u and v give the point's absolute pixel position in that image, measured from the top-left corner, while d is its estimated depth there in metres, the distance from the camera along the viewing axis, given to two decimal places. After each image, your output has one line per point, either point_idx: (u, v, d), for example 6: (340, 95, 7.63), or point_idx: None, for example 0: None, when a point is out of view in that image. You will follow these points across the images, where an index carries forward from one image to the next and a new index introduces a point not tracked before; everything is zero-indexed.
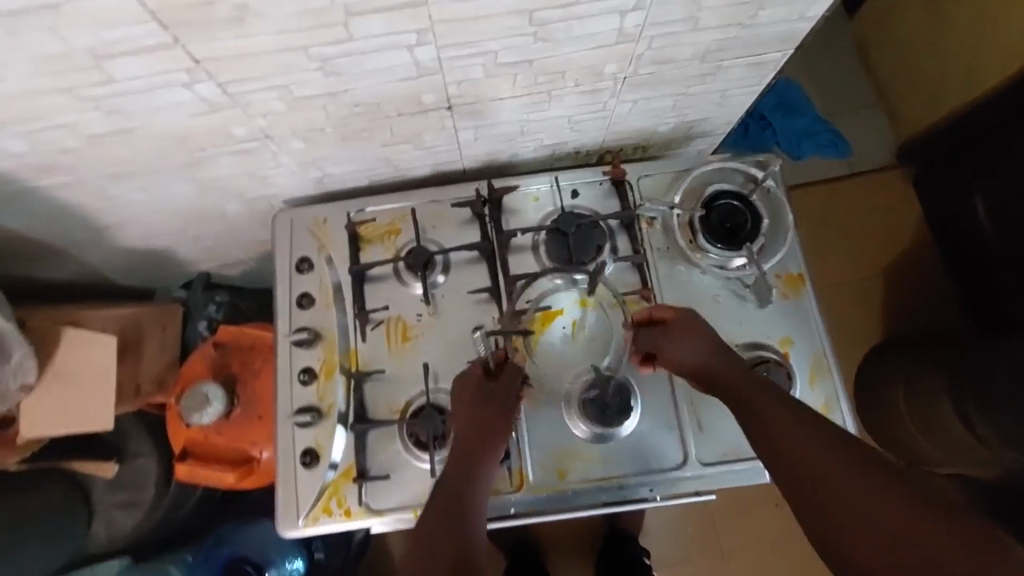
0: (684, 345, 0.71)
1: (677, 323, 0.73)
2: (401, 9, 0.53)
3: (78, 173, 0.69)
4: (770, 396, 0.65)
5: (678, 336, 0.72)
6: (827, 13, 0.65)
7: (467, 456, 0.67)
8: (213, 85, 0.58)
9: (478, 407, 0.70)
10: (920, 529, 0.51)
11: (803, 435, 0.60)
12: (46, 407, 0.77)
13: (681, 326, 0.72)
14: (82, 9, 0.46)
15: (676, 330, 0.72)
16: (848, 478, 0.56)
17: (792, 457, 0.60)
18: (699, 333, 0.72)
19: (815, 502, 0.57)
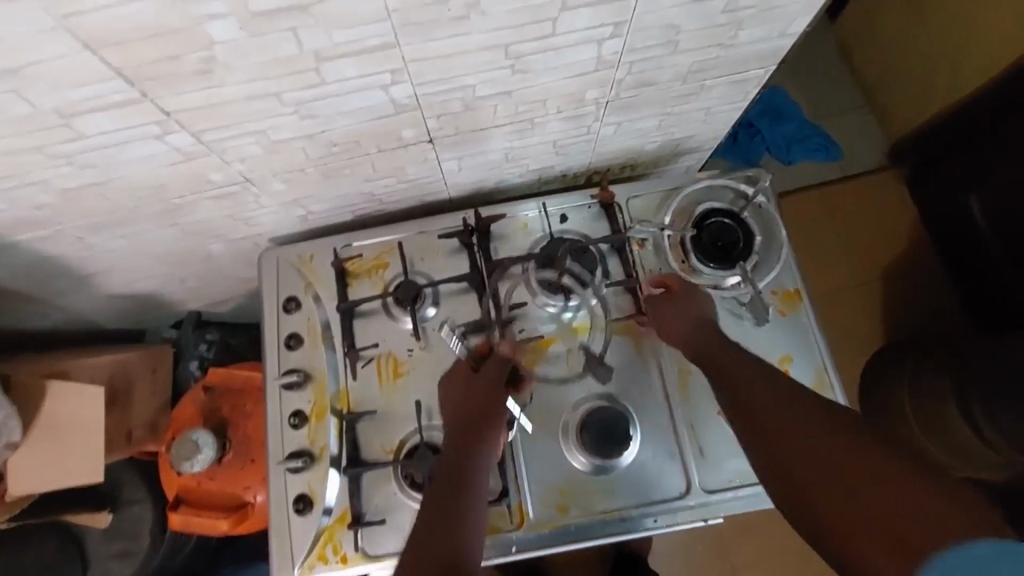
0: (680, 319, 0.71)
1: (683, 296, 0.73)
2: (373, 51, 0.52)
3: (55, 226, 0.68)
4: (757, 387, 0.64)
5: (685, 301, 0.73)
6: (807, 28, 0.65)
7: (456, 454, 0.63)
8: (186, 135, 0.57)
9: (467, 400, 0.67)
10: (911, 523, 0.52)
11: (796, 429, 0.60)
12: (33, 464, 0.75)
13: (682, 301, 0.73)
14: (44, 72, 0.45)
15: (680, 302, 0.73)
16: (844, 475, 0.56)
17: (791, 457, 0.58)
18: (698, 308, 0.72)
19: (808, 502, 0.56)
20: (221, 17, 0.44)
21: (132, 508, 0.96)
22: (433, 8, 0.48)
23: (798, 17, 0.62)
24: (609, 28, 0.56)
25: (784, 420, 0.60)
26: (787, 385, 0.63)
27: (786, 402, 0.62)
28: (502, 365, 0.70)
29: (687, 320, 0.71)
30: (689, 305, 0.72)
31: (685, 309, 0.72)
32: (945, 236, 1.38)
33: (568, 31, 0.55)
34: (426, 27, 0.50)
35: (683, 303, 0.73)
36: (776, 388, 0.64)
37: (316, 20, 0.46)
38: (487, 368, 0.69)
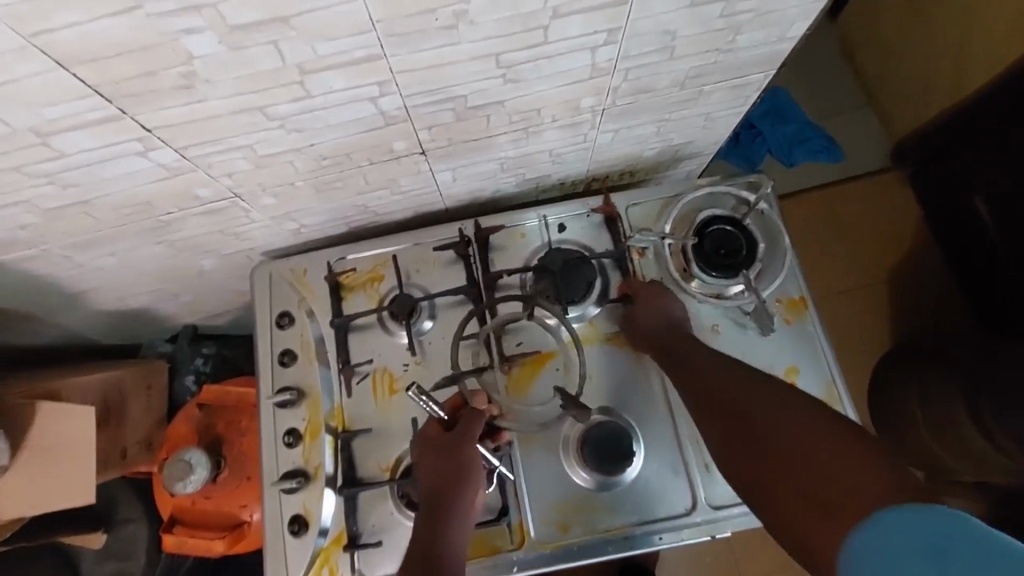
0: (654, 320, 0.72)
1: (653, 298, 0.74)
2: (359, 63, 0.50)
3: (40, 245, 0.67)
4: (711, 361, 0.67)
5: (659, 295, 0.74)
6: (807, 31, 0.63)
7: (435, 507, 0.63)
8: (169, 151, 0.55)
9: (440, 460, 0.65)
10: (857, 490, 0.49)
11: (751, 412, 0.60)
12: (26, 487, 0.74)
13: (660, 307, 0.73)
14: (17, 91, 0.44)
15: (656, 304, 0.73)
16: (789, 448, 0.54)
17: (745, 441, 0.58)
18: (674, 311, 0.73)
19: (764, 488, 0.55)
20: (199, 31, 0.42)
21: (128, 526, 0.95)
22: (419, 18, 0.46)
23: (797, 20, 0.60)
24: (602, 35, 0.55)
25: (742, 404, 0.60)
26: (742, 370, 0.64)
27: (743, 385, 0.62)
28: (478, 420, 0.67)
29: (665, 319, 0.72)
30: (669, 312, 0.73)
31: (663, 312, 0.73)
32: (954, 237, 1.35)
33: (561, 38, 0.54)
34: (412, 37, 0.49)
35: (661, 301, 0.73)
36: (734, 375, 0.64)
37: (298, 32, 0.45)
38: (458, 426, 0.67)
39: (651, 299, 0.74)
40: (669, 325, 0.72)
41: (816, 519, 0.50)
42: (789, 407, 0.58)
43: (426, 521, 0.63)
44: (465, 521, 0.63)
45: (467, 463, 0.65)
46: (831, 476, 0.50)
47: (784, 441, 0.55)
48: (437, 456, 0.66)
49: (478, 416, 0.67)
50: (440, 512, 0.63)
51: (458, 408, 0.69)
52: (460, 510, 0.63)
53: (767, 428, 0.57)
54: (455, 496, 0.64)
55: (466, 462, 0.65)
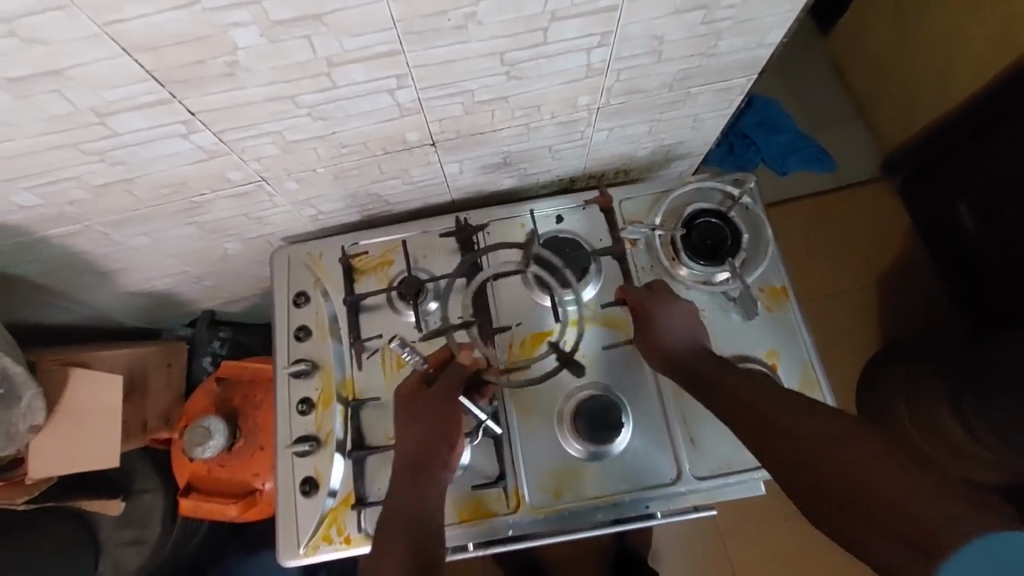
0: (675, 327, 0.74)
1: (656, 309, 0.75)
2: (380, 57, 0.57)
3: (84, 222, 0.73)
4: (743, 379, 0.66)
5: (665, 300, 0.76)
6: (784, 39, 0.69)
7: (416, 460, 0.68)
8: (208, 134, 0.62)
9: (417, 415, 0.70)
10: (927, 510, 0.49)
11: (795, 421, 0.59)
12: (56, 448, 0.80)
13: (670, 315, 0.75)
14: (85, 75, 0.51)
15: (665, 314, 0.75)
16: (805, 446, 0.57)
17: (792, 455, 0.58)
18: (682, 315, 0.75)
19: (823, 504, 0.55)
20: (244, 25, 0.49)
21: (144, 496, 1.00)
22: (434, 18, 0.53)
23: (774, 28, 0.67)
24: (596, 37, 0.61)
25: (778, 420, 0.60)
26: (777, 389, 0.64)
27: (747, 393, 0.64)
28: (459, 376, 0.72)
29: (675, 329, 0.74)
30: (673, 319, 0.74)
31: (670, 324, 0.74)
32: (942, 244, 1.41)
33: (558, 40, 0.61)
34: (427, 35, 0.55)
35: (667, 309, 0.75)
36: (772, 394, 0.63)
37: (329, 28, 0.52)
38: (437, 383, 0.72)
39: (653, 311, 0.75)
40: (676, 337, 0.73)
41: (842, 514, 0.53)
42: (799, 408, 0.61)
43: (407, 472, 0.67)
44: (443, 470, 0.69)
45: (442, 418, 0.70)
46: (850, 470, 0.54)
47: (837, 459, 0.55)
48: (413, 413, 0.71)
49: (456, 373, 0.72)
50: (421, 463, 0.68)
51: (440, 362, 0.74)
52: (438, 461, 0.68)
53: (779, 428, 0.60)
54: (434, 447, 0.69)
55: (446, 416, 0.70)
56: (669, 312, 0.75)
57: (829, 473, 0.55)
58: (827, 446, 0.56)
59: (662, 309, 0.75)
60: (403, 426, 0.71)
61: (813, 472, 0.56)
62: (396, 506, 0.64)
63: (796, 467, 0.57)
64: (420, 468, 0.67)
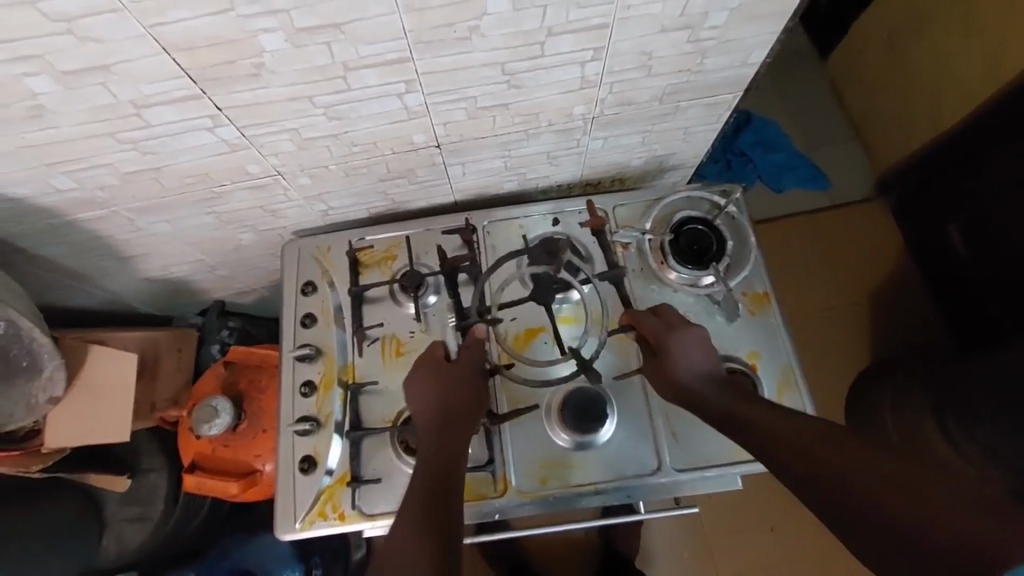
0: (691, 349, 0.75)
1: (665, 334, 0.76)
2: (391, 64, 0.63)
3: (112, 207, 0.79)
4: (759, 406, 0.66)
5: (677, 326, 0.77)
6: (766, 59, 0.75)
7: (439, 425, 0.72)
8: (233, 129, 0.68)
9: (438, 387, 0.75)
10: (935, 516, 0.48)
11: (797, 435, 0.60)
12: (71, 419, 0.84)
13: (680, 338, 0.75)
14: (127, 70, 0.57)
15: (674, 339, 0.76)
16: (790, 444, 0.59)
17: (791, 460, 0.58)
18: (693, 338, 0.76)
19: (828, 511, 0.54)
20: (272, 31, 0.55)
21: (149, 475, 1.04)
22: (442, 30, 0.59)
23: (756, 48, 0.73)
24: (589, 52, 0.67)
25: (780, 434, 0.61)
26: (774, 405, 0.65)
27: (749, 408, 0.66)
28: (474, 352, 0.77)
29: (687, 355, 0.74)
30: (684, 344, 0.75)
31: (681, 349, 0.75)
32: (931, 262, 1.44)
33: (554, 53, 0.66)
34: (436, 45, 0.61)
35: (677, 333, 0.76)
36: (781, 418, 0.63)
37: (346, 36, 0.58)
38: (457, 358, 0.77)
39: (662, 335, 0.76)
40: (689, 363, 0.74)
41: (820, 508, 0.55)
42: (789, 414, 0.63)
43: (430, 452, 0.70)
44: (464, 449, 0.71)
45: (461, 387, 0.75)
46: (834, 466, 0.55)
47: (840, 467, 0.55)
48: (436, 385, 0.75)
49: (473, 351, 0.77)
50: (444, 443, 0.71)
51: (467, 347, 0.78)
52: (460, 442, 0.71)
53: (770, 432, 0.62)
54: (456, 429, 0.72)
55: (469, 399, 0.75)
56: (680, 335, 0.75)
57: (811, 470, 0.56)
58: (810, 446, 0.58)
59: (671, 334, 0.75)
60: (422, 395, 0.75)
61: (817, 480, 0.56)
62: (419, 485, 0.67)
63: (782, 466, 0.59)
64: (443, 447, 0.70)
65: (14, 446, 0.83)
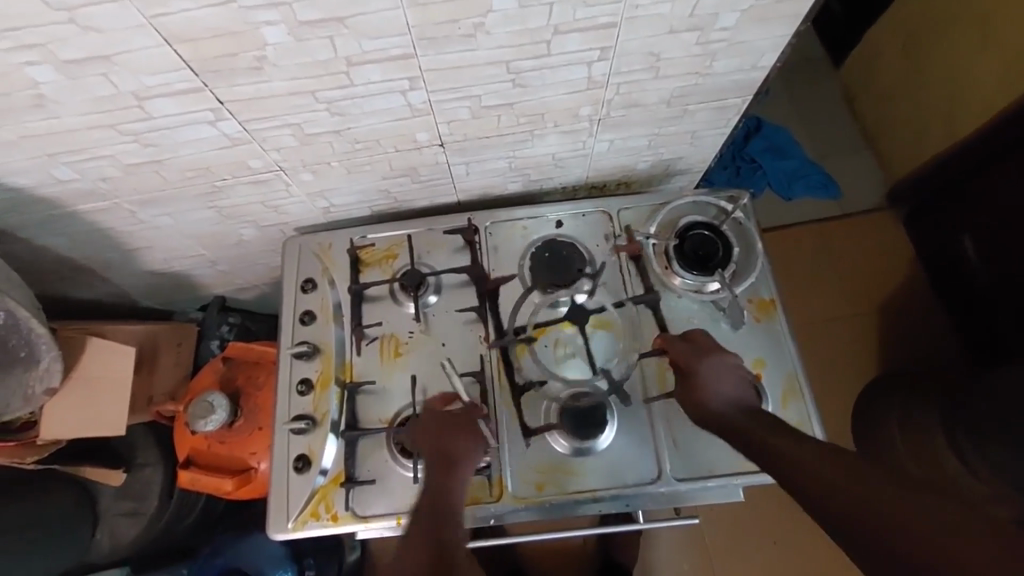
0: (721, 378, 0.72)
1: (696, 359, 0.74)
2: (395, 59, 0.62)
3: (113, 199, 0.79)
4: (784, 431, 0.62)
5: (708, 353, 0.74)
6: (777, 63, 0.74)
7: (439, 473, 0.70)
8: (234, 122, 0.68)
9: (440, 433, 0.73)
10: (943, 533, 0.44)
11: (809, 450, 0.58)
12: (66, 410, 0.84)
13: (711, 365, 0.73)
14: (129, 60, 0.57)
15: (706, 366, 0.73)
16: (796, 458, 0.58)
17: (800, 474, 0.56)
18: (725, 366, 0.73)
19: (835, 525, 0.51)
20: (274, 24, 0.55)
21: (144, 470, 1.03)
22: (446, 26, 0.58)
23: (767, 51, 0.71)
24: (596, 51, 0.66)
25: (787, 450, 0.59)
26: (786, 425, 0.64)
27: (764, 431, 0.63)
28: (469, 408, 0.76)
29: (719, 383, 0.71)
30: (716, 371, 0.72)
31: (712, 375, 0.72)
32: (943, 273, 1.41)
33: (560, 52, 0.65)
34: (439, 41, 0.60)
35: (710, 359, 0.73)
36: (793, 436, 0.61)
37: (349, 30, 0.57)
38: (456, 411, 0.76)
39: (693, 361, 0.74)
40: (721, 389, 0.71)
41: (833, 530, 0.51)
42: (796, 437, 0.60)
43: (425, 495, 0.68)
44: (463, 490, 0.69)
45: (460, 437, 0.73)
46: (837, 479, 0.53)
47: (847, 482, 0.52)
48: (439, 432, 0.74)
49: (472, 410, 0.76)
50: (439, 486, 0.69)
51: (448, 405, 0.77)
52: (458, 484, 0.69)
53: (780, 453, 0.60)
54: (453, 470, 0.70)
55: (464, 437, 0.73)
56: (710, 361, 0.73)
57: (821, 492, 0.53)
58: (822, 465, 0.55)
59: (704, 359, 0.73)
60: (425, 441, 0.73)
61: (823, 494, 0.53)
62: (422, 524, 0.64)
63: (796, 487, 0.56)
64: (440, 489, 0.68)
65: (9, 436, 0.84)
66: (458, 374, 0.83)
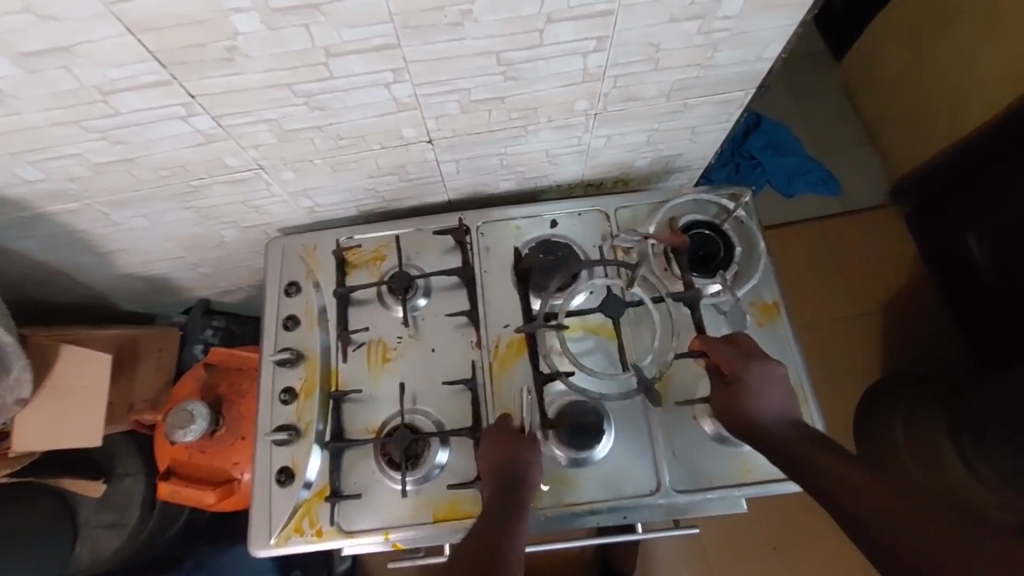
0: (770, 387, 0.67)
1: (741, 364, 0.69)
2: (376, 50, 0.58)
3: (83, 200, 0.75)
4: (814, 446, 0.60)
5: (755, 359, 0.70)
6: (782, 53, 0.70)
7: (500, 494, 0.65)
8: (208, 118, 0.64)
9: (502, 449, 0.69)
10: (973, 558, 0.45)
11: (837, 463, 0.57)
12: (37, 423, 0.81)
13: (760, 371, 0.68)
14: (89, 51, 0.53)
15: (754, 372, 0.69)
16: (822, 470, 0.57)
17: (829, 485, 0.56)
18: (774, 374, 0.69)
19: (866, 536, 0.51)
20: (244, 11, 0.51)
21: (125, 480, 1.00)
22: (431, 13, 0.55)
23: (771, 42, 0.68)
24: (592, 42, 0.62)
25: (814, 463, 0.59)
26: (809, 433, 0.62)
27: (817, 449, 0.60)
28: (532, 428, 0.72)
29: (767, 392, 0.67)
30: (765, 378, 0.68)
31: (759, 383, 0.68)
32: (946, 271, 1.38)
33: (554, 42, 0.62)
34: (424, 30, 0.57)
35: (757, 365, 0.69)
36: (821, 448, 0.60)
37: (327, 18, 0.53)
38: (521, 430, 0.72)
39: (739, 366, 0.69)
40: (769, 398, 0.67)
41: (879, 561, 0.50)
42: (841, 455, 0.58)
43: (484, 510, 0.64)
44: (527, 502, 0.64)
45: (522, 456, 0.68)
46: (862, 492, 0.53)
47: (876, 497, 0.52)
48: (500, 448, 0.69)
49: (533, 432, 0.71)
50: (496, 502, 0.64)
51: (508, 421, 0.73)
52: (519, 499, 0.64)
53: (819, 471, 0.58)
54: (513, 484, 0.66)
55: (524, 450, 0.69)
56: (759, 368, 0.69)
57: (866, 520, 0.52)
58: (863, 489, 0.53)
59: (751, 364, 0.69)
60: (487, 458, 0.69)
61: (851, 510, 0.53)
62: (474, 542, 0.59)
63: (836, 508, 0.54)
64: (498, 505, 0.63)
65: None
66: (449, 381, 0.79)
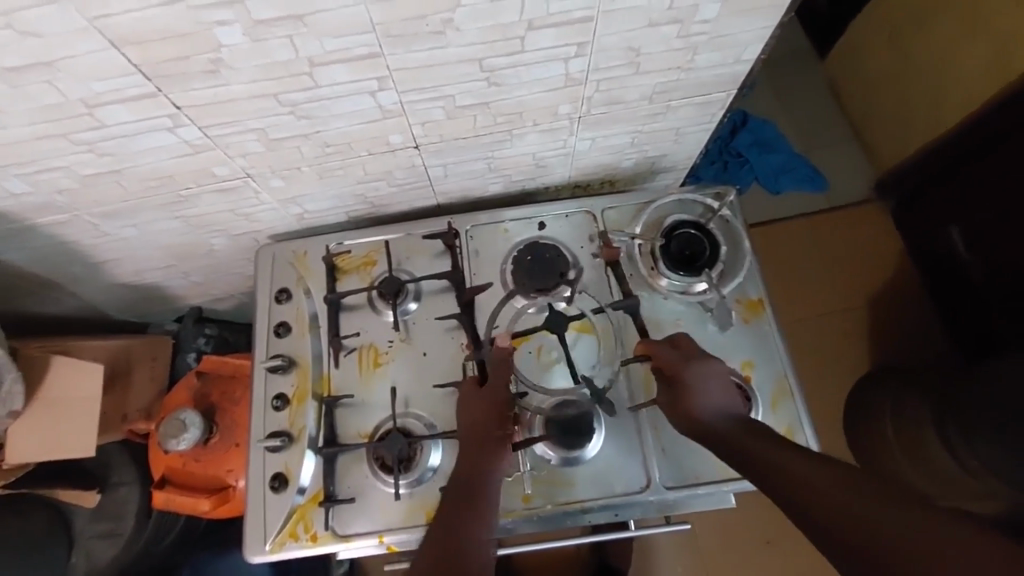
0: (710, 385, 0.68)
1: (682, 365, 0.71)
2: (360, 59, 0.59)
3: (71, 212, 0.75)
4: (786, 452, 0.56)
5: (694, 358, 0.71)
6: (761, 55, 0.71)
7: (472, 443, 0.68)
8: (194, 128, 0.64)
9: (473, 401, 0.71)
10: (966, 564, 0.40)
11: (816, 473, 0.52)
12: (29, 434, 0.81)
13: (700, 370, 0.70)
14: (74, 65, 0.53)
15: (693, 371, 0.70)
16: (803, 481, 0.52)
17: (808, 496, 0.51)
18: (714, 372, 0.70)
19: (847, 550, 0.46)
20: (227, 24, 0.52)
21: (119, 490, 1.00)
22: (413, 23, 0.55)
23: (751, 44, 0.69)
24: (573, 47, 0.63)
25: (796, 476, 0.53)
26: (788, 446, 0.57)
27: (792, 455, 0.55)
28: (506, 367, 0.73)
29: (708, 390, 0.68)
30: (704, 376, 0.69)
31: (700, 381, 0.69)
32: (932, 265, 1.40)
33: (535, 49, 0.63)
34: (407, 39, 0.57)
35: (696, 365, 0.70)
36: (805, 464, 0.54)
37: (309, 29, 0.54)
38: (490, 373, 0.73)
39: (679, 367, 0.71)
40: (711, 397, 0.67)
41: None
42: (817, 459, 0.54)
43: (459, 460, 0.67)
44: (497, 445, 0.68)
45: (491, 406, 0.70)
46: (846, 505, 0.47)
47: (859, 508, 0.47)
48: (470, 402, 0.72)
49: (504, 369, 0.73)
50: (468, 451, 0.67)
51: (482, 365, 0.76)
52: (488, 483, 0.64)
53: (793, 478, 0.53)
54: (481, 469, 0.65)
55: (479, 460, 0.66)
56: (698, 367, 0.70)
57: (851, 535, 0.46)
58: (847, 498, 0.48)
59: (689, 364, 0.71)
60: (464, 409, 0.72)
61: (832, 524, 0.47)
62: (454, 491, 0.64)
63: (814, 524, 0.49)
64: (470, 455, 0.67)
65: None
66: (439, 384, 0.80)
